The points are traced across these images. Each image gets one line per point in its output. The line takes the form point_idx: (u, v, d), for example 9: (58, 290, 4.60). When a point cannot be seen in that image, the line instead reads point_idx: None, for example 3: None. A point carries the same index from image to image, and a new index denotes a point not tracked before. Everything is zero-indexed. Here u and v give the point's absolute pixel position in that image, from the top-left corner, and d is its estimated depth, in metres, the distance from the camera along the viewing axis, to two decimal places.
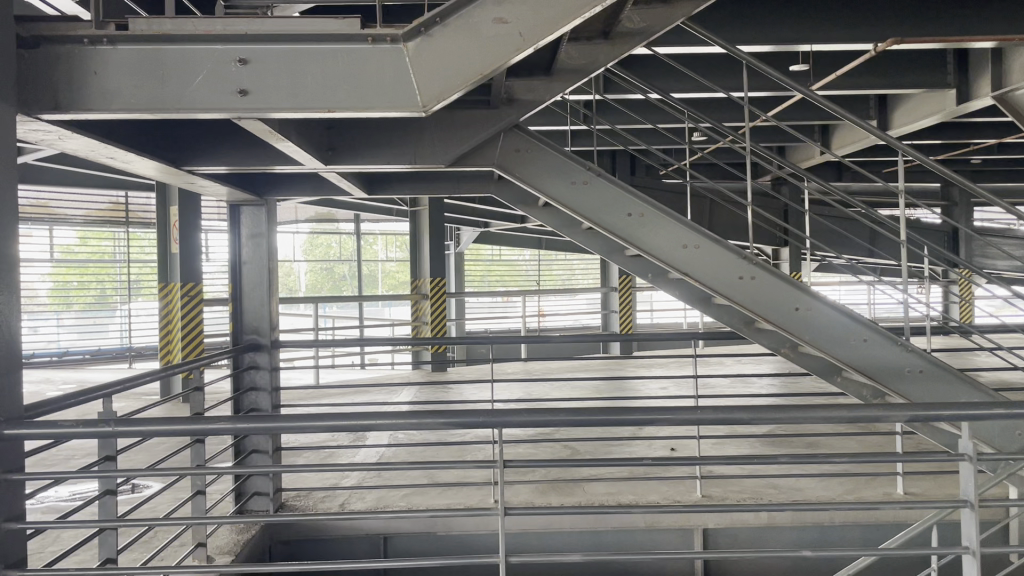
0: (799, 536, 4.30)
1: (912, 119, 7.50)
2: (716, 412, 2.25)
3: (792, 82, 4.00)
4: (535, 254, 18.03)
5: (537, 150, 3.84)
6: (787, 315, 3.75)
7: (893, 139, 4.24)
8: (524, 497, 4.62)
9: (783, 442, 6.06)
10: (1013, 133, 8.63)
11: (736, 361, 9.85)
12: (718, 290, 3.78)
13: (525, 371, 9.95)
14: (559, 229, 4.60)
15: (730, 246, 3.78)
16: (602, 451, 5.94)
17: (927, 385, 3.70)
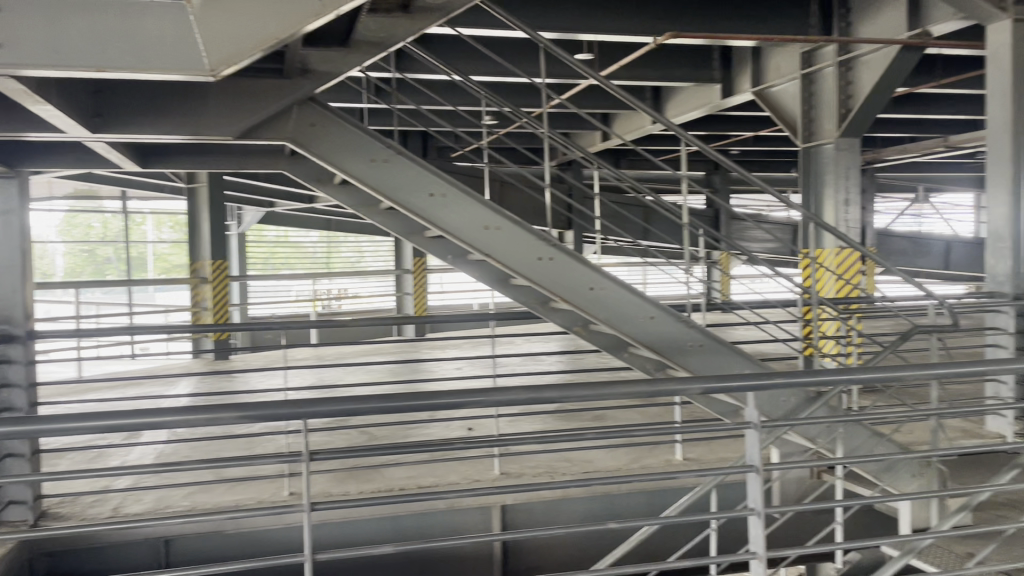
0: (590, 506, 4.50)
1: (684, 110, 8.10)
2: (525, 392, 2.24)
3: (586, 68, 4.06)
4: (321, 235, 17.50)
5: (334, 125, 3.70)
6: (583, 295, 3.86)
7: (676, 127, 4.43)
8: (321, 487, 4.46)
9: (574, 416, 6.33)
10: (767, 126, 9.55)
11: (526, 341, 10.13)
12: (517, 271, 3.80)
13: (315, 357, 9.62)
14: (356, 208, 4.44)
15: (530, 227, 3.82)
16: (399, 435, 5.89)
17: (706, 359, 3.96)
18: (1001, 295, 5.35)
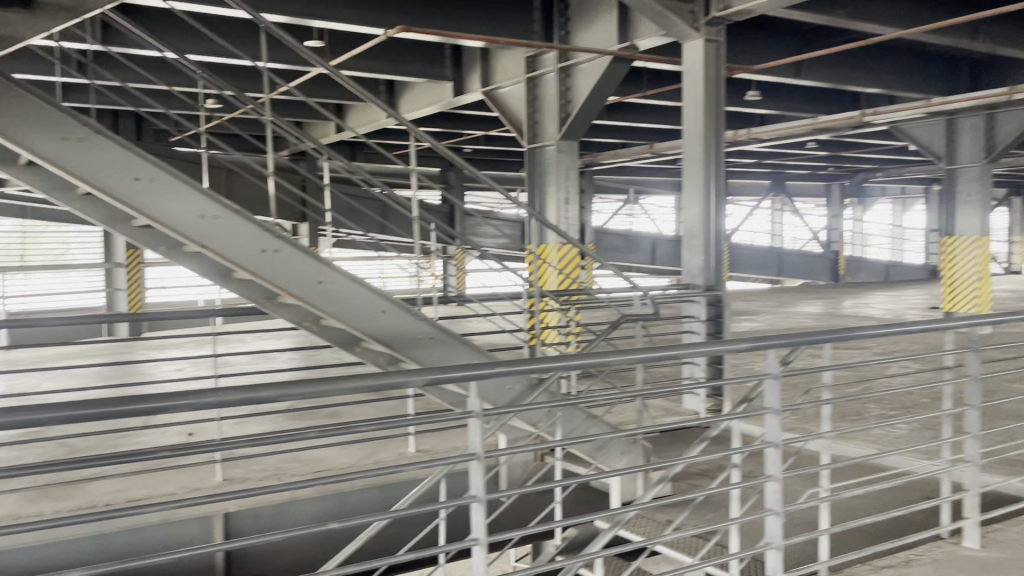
0: (320, 507, 4.39)
1: (419, 106, 8.21)
2: (240, 392, 2.04)
3: (316, 57, 3.85)
4: (14, 224, 15.43)
5: (16, 97, 3.31)
6: (310, 288, 3.74)
7: (407, 122, 4.36)
8: (8, 511, 3.92)
9: (305, 414, 6.15)
10: (496, 126, 9.94)
11: (256, 339, 9.70)
12: (238, 264, 3.59)
13: (5, 363, 8.46)
14: (50, 194, 3.96)
15: (251, 216, 3.62)
16: (107, 445, 5.35)
17: (437, 351, 4.01)
18: (695, 286, 6.00)
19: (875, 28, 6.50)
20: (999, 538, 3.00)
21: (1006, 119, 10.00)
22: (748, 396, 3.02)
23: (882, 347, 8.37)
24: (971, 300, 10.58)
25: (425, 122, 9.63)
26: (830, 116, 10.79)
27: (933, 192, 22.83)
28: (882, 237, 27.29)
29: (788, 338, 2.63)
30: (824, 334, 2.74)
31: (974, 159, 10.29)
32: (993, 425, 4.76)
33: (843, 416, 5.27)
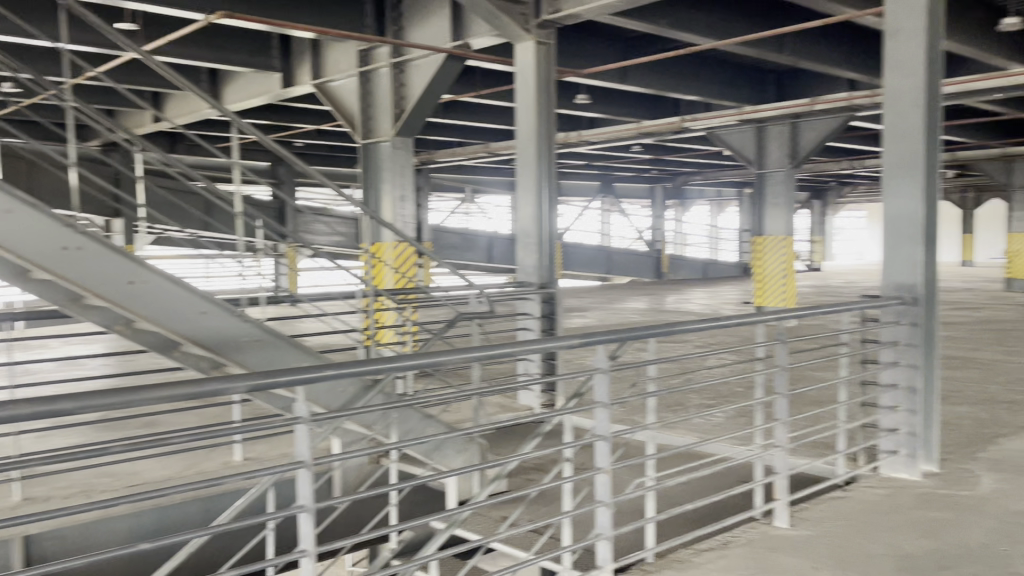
0: (136, 524, 4.09)
1: (245, 97, 7.88)
2: (37, 405, 1.80)
3: (125, 40, 3.53)
4: None
5: None
6: (119, 288, 3.45)
7: (231, 113, 4.10)
8: None
9: (121, 425, 5.73)
10: (328, 121, 9.69)
11: (64, 344, 8.93)
12: (33, 262, 3.26)
13: None
14: None
15: (49, 210, 3.29)
16: None
17: (262, 353, 3.85)
18: (529, 284, 6.09)
19: (694, 38, 6.88)
20: (806, 516, 3.23)
21: (808, 128, 10.84)
22: (580, 392, 3.08)
23: (701, 340, 8.89)
24: (778, 295, 11.43)
25: (253, 114, 9.24)
26: (654, 121, 11.34)
27: (744, 195, 24.56)
28: (700, 237, 29.05)
29: (617, 334, 2.70)
30: (650, 329, 2.84)
31: (781, 164, 11.12)
32: (799, 411, 5.17)
33: (667, 407, 5.55)
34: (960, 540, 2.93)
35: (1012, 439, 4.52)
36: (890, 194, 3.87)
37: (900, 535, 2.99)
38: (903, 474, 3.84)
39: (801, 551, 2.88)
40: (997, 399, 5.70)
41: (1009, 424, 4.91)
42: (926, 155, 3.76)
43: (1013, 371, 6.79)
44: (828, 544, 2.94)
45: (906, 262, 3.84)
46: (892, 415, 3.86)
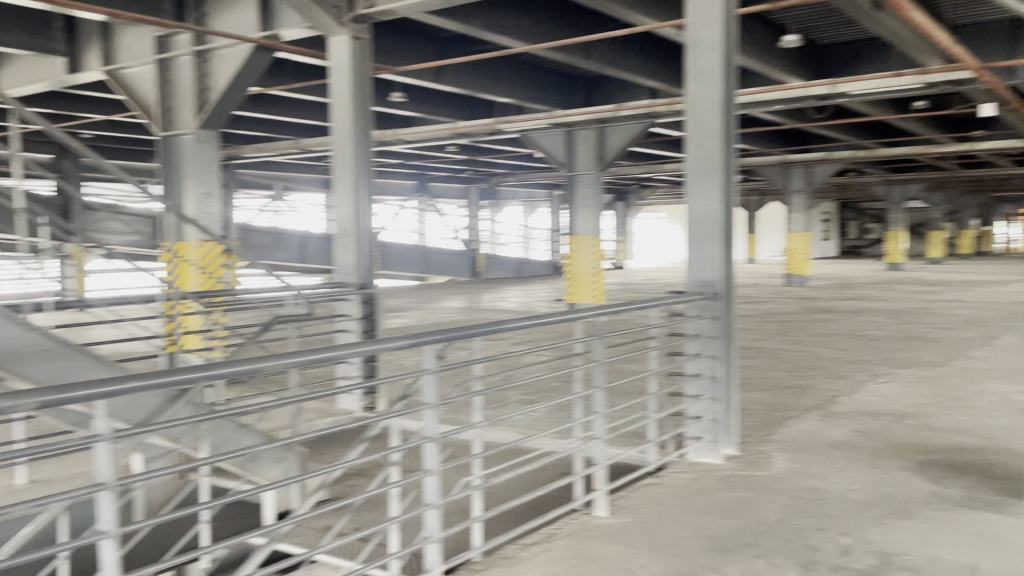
0: None
1: (22, 83, 7.13)
2: None
3: None
4: None
5: None
6: None
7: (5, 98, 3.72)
8: None
9: None
10: (122, 111, 8.99)
11: None
12: None
13: None
14: None
15: None
16: None
17: (49, 365, 3.50)
18: (347, 285, 5.94)
19: (507, 40, 7.01)
20: (623, 505, 3.36)
21: (614, 133, 11.35)
22: (405, 394, 3.01)
23: (518, 338, 9.09)
24: (586, 291, 11.56)
25: (33, 101, 8.39)
26: (469, 122, 11.45)
27: (554, 196, 25.42)
28: (513, 237, 29.77)
29: (443, 333, 2.65)
30: (473, 329, 2.81)
31: (589, 167, 11.63)
32: (613, 404, 5.40)
33: (488, 404, 5.62)
34: (759, 517, 3.16)
35: (797, 421, 4.97)
36: (693, 196, 4.12)
37: (709, 517, 3.18)
38: (708, 458, 4.08)
39: (620, 538, 2.99)
40: (783, 384, 6.24)
41: (795, 407, 5.39)
42: (722, 160, 4.03)
43: (795, 359, 7.48)
44: (645, 530, 3.06)
45: (708, 260, 4.10)
46: (698, 404, 4.10)
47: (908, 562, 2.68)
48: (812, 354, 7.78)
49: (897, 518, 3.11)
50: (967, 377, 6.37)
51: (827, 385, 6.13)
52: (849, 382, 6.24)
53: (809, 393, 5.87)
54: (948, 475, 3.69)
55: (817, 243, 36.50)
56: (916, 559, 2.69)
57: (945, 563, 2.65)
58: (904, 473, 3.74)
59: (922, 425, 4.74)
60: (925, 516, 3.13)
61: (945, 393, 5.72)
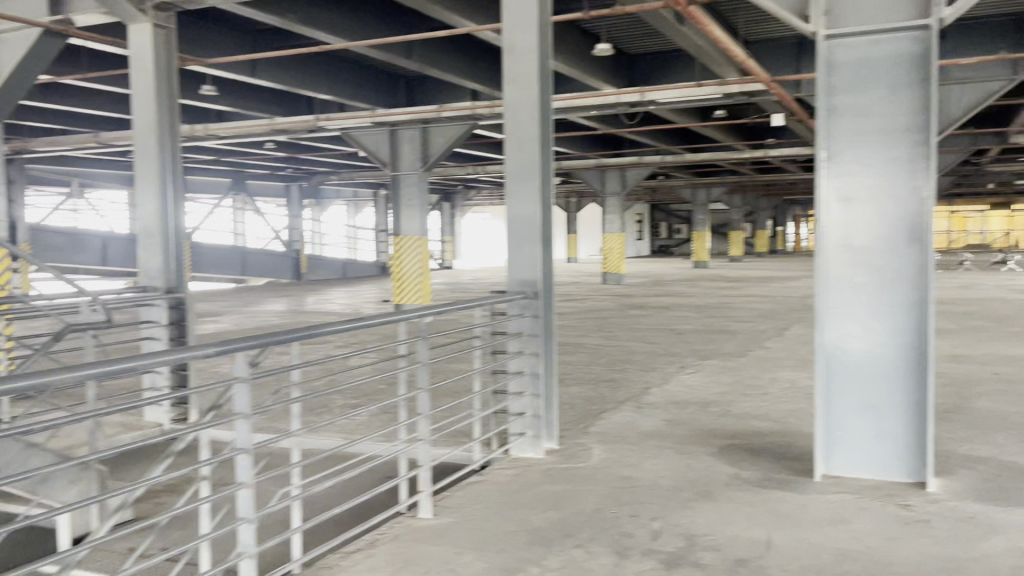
0: None
1: None
2: None
3: None
4: None
5: None
6: None
7: None
8: None
9: None
10: None
11: None
12: None
13: None
14: None
15: None
16: None
17: None
18: (154, 289, 5.58)
19: (325, 36, 6.84)
20: (447, 505, 3.36)
21: (439, 133, 11.31)
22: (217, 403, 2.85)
23: (340, 340, 8.91)
24: (414, 293, 11.73)
25: None
26: (287, 119, 11.09)
27: (379, 195, 25.13)
28: (337, 237, 29.19)
29: (256, 338, 2.51)
30: (290, 333, 2.67)
31: (413, 168, 11.58)
32: (437, 404, 5.41)
33: (310, 410, 5.46)
34: (578, 508, 3.27)
35: (613, 413, 5.19)
36: (512, 197, 4.17)
37: (530, 511, 3.24)
38: (530, 453, 4.17)
39: (444, 539, 2.99)
40: (600, 378, 6.51)
41: (611, 399, 5.64)
42: (541, 161, 4.13)
43: (611, 353, 7.83)
44: (469, 529, 3.08)
45: (527, 259, 4.18)
46: (520, 400, 4.18)
47: (711, 542, 2.86)
48: (627, 348, 8.18)
49: (702, 501, 3.32)
50: (762, 365, 6.93)
51: (640, 377, 6.45)
52: (660, 374, 6.61)
53: (623, 385, 6.16)
54: (745, 458, 3.99)
55: (632, 242, 38.42)
56: (718, 539, 2.88)
57: (744, 540, 2.86)
58: (708, 458, 4.00)
59: (723, 412, 5.10)
60: (727, 497, 3.36)
61: (743, 381, 6.19)
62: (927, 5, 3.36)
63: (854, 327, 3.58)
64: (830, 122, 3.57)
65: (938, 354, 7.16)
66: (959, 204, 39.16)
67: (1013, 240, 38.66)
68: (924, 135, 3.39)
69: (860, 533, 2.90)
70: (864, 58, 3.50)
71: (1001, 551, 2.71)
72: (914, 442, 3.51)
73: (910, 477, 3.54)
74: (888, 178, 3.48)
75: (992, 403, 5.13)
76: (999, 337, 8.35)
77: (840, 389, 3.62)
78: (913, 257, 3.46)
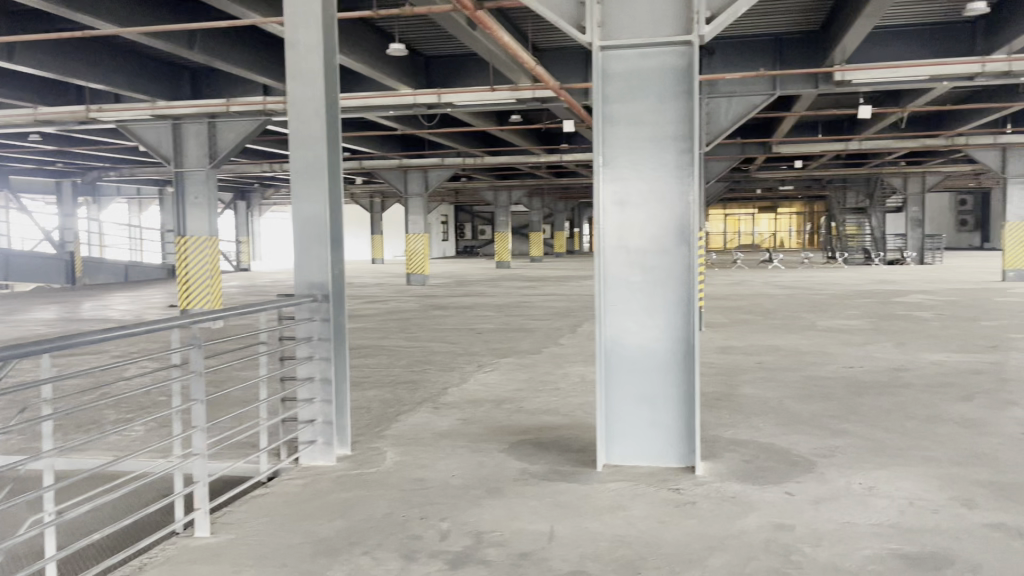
0: None
1: None
2: None
3: None
4: None
5: None
6: None
7: None
8: None
9: None
10: None
11: None
12: None
13: None
14: None
15: None
16: None
17: None
18: None
19: (95, 21, 6.31)
20: (227, 521, 3.19)
21: (226, 129, 10.75)
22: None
23: (117, 350, 8.24)
24: (203, 297, 11.12)
25: None
26: (54, 108, 10.12)
27: (165, 194, 23.54)
28: (119, 238, 27.03)
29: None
30: (43, 343, 2.28)
31: (199, 165, 10.92)
32: (219, 414, 5.14)
33: (76, 427, 5.00)
34: (367, 515, 3.21)
35: (409, 414, 5.17)
36: (298, 197, 4.03)
37: (316, 521, 3.14)
38: (321, 461, 4.04)
39: (221, 558, 2.83)
40: (399, 379, 6.47)
41: (408, 401, 5.61)
42: (327, 158, 4.01)
43: (411, 354, 7.80)
44: (250, 545, 2.92)
45: (315, 262, 4.05)
46: (309, 407, 4.04)
47: (497, 538, 2.91)
48: (426, 349, 8.19)
49: (490, 498, 3.37)
50: (556, 361, 7.18)
51: (438, 378, 6.48)
52: (458, 373, 6.68)
53: (421, 386, 6.16)
54: (534, 452, 4.11)
55: (437, 242, 38.62)
56: (504, 534, 2.94)
57: (528, 534, 2.94)
58: (499, 455, 4.08)
59: (517, 408, 5.23)
60: (514, 493, 3.44)
61: (537, 377, 6.40)
62: (688, 22, 3.61)
63: (631, 322, 3.78)
64: (607, 129, 3.76)
65: (712, 346, 7.77)
66: (734, 208, 42.77)
67: (778, 241, 42.75)
68: (689, 144, 3.64)
69: (635, 519, 3.07)
70: (636, 70, 3.72)
71: (755, 525, 2.97)
72: (684, 429, 3.77)
73: (681, 462, 3.80)
74: (657, 183, 3.72)
75: (755, 389, 5.64)
76: (764, 329, 9.20)
77: (618, 381, 3.82)
78: (680, 256, 3.72)
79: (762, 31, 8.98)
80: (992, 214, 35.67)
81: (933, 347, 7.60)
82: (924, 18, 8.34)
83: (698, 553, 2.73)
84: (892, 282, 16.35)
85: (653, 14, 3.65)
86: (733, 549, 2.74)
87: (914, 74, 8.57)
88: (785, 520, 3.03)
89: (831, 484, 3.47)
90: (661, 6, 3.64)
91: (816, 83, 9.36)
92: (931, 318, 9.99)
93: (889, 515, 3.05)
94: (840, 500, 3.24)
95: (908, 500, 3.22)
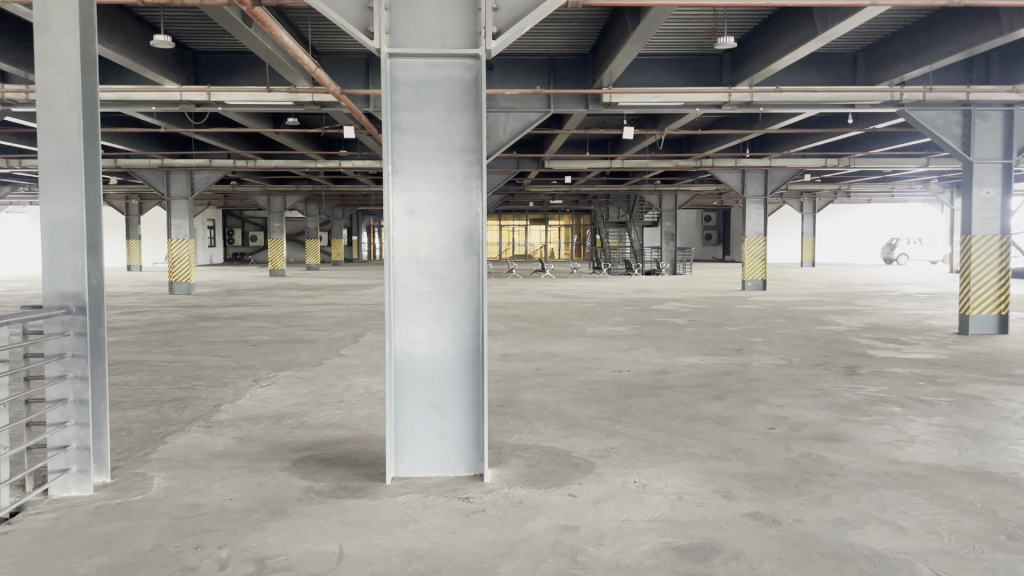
0: None
1: None
2: None
3: None
4: None
5: None
6: None
7: None
8: None
9: None
10: None
11: None
12: None
13: None
14: None
15: None
16: None
17: None
18: None
19: None
20: None
21: None
22: None
23: None
24: None
25: None
26: None
27: None
28: None
29: None
30: None
31: None
32: None
33: None
34: (133, 548, 2.92)
35: (178, 435, 4.79)
36: (48, 198, 3.60)
37: (70, 560, 2.81)
38: (75, 492, 3.63)
39: None
40: (165, 398, 5.98)
41: (176, 420, 5.20)
42: (82, 154, 3.62)
43: (178, 369, 7.26)
44: None
45: (69, 269, 3.63)
46: (61, 432, 3.61)
47: (282, 563, 2.76)
48: (194, 363, 7.65)
49: (273, 521, 3.20)
50: (335, 373, 6.98)
51: (209, 395, 6.07)
52: (232, 389, 6.30)
53: (190, 404, 5.74)
54: (319, 469, 3.96)
55: (203, 249, 36.34)
56: (290, 558, 2.80)
57: (316, 556, 2.81)
58: (281, 474, 3.88)
59: (298, 424, 5.02)
60: (299, 513, 3.29)
61: (319, 390, 6.19)
62: (475, 35, 3.67)
63: (420, 333, 3.76)
64: (396, 138, 3.71)
65: (493, 354, 7.93)
66: (507, 219, 44.05)
67: (549, 253, 44.42)
68: (476, 157, 3.71)
69: (426, 531, 3.04)
70: (423, 80, 3.71)
71: (542, 529, 3.05)
72: (473, 436, 3.82)
73: (470, 470, 3.84)
74: (445, 193, 3.74)
75: (536, 395, 5.83)
76: (540, 336, 9.54)
77: (407, 393, 3.78)
78: (470, 266, 3.77)
79: (538, 50, 9.36)
80: (733, 231, 39.49)
81: (689, 351, 8.28)
82: (681, 49, 9.10)
83: (489, 561, 2.75)
84: (652, 292, 17.63)
85: (440, 25, 3.67)
86: (523, 555, 2.79)
87: (673, 100, 9.29)
88: (569, 522, 3.14)
89: (609, 484, 3.65)
90: (449, 18, 3.67)
91: (587, 103, 9.93)
92: (686, 325, 10.87)
93: (662, 510, 3.27)
94: (617, 499, 3.41)
95: (678, 495, 3.47)
